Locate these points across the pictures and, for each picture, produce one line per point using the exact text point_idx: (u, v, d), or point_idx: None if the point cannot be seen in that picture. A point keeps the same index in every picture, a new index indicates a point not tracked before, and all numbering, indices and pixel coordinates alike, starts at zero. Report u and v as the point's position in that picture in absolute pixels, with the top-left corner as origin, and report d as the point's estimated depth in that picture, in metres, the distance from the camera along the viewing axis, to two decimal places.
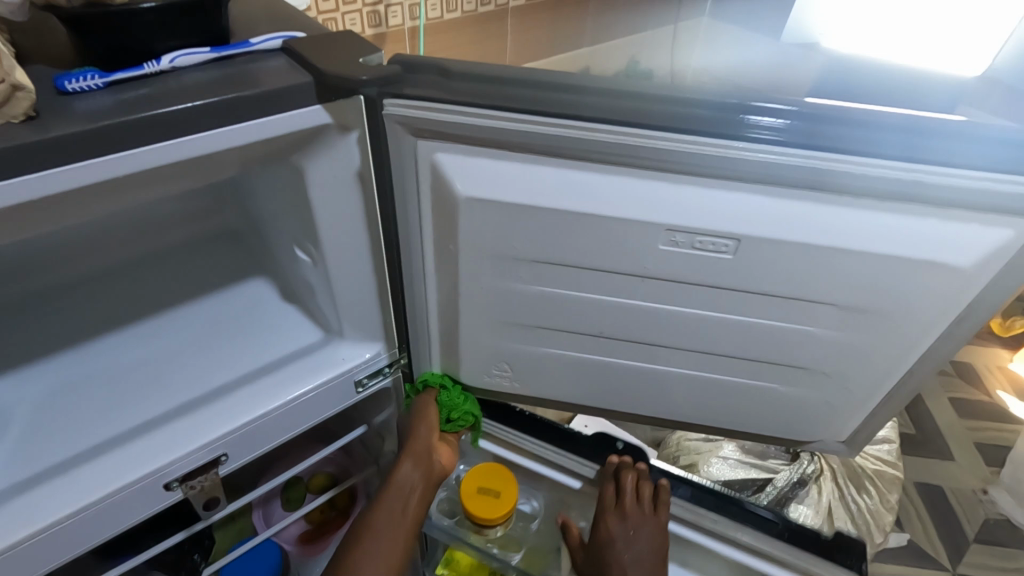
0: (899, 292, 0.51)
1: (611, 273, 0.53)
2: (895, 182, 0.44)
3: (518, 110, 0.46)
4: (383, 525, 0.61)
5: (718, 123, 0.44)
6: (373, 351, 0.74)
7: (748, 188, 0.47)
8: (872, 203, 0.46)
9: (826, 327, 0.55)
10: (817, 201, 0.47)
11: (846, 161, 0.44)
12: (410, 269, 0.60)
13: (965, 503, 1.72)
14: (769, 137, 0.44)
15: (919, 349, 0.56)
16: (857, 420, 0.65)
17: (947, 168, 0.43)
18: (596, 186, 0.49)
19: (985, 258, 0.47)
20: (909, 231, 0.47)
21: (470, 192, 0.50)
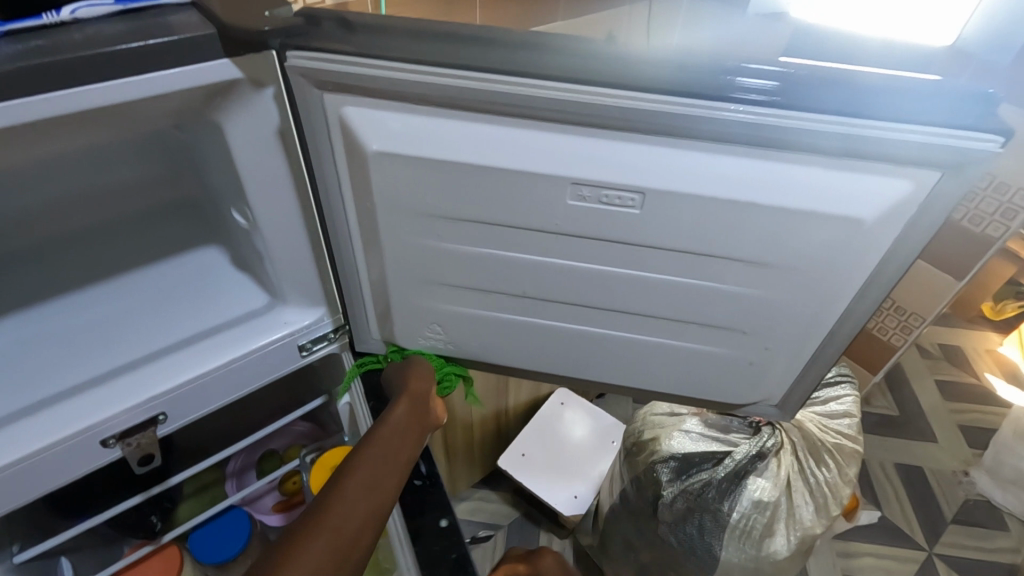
0: (809, 247, 0.51)
1: (528, 230, 0.55)
2: (794, 134, 0.45)
3: (418, 61, 0.46)
4: (384, 451, 0.59)
5: (682, 82, 0.44)
6: (316, 317, 0.75)
7: (702, 146, 0.47)
8: (775, 157, 0.47)
9: (743, 285, 0.56)
10: (722, 154, 0.47)
11: (747, 113, 0.44)
12: (338, 229, 0.60)
13: (943, 483, 1.72)
14: (675, 87, 0.44)
15: (836, 309, 0.56)
16: (788, 382, 0.66)
17: (843, 117, 0.44)
18: (509, 142, 0.49)
19: (889, 211, 0.48)
20: (818, 185, 0.47)
21: (382, 147, 0.51)
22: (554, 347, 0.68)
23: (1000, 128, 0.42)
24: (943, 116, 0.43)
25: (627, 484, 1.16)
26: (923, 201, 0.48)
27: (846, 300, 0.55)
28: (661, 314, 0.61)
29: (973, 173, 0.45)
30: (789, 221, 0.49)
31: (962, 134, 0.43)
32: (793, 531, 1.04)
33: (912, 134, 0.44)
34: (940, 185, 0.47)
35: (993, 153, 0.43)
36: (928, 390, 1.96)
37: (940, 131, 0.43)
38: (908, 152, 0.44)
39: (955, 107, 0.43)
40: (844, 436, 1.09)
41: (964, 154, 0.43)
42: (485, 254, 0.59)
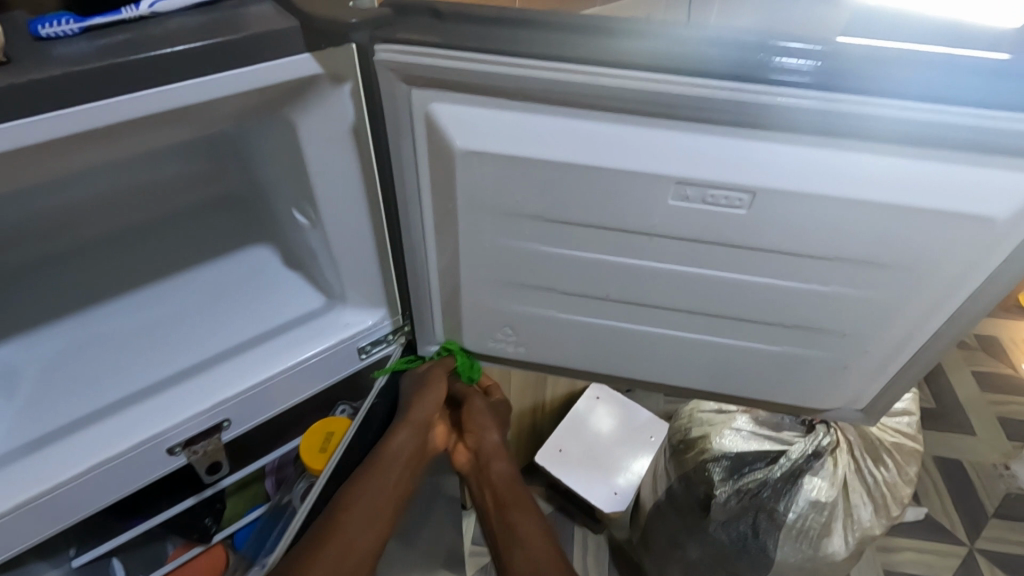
0: (923, 248, 0.48)
1: (620, 232, 0.52)
2: (928, 127, 0.41)
3: (508, 52, 0.43)
4: (376, 487, 0.62)
5: (738, 66, 0.41)
6: (376, 318, 0.73)
7: (775, 138, 0.44)
8: (901, 152, 0.44)
9: (848, 288, 0.53)
10: (844, 150, 0.44)
11: (882, 106, 0.41)
12: (409, 229, 0.58)
13: (984, 476, 1.69)
14: (798, 78, 0.41)
15: (942, 312, 0.53)
16: (879, 386, 0.63)
17: (985, 109, 0.40)
18: (604, 137, 0.46)
19: (1021, 209, 0.45)
20: (938, 180, 0.44)
21: (470, 146, 0.48)
22: (629, 351, 0.65)
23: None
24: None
25: (675, 482, 1.15)
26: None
27: (955, 302, 0.52)
28: (750, 318, 0.58)
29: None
30: (911, 221, 0.46)
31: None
32: (851, 531, 1.02)
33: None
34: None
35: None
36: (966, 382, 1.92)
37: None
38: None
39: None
40: (903, 434, 1.04)
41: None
42: (567, 256, 0.56)
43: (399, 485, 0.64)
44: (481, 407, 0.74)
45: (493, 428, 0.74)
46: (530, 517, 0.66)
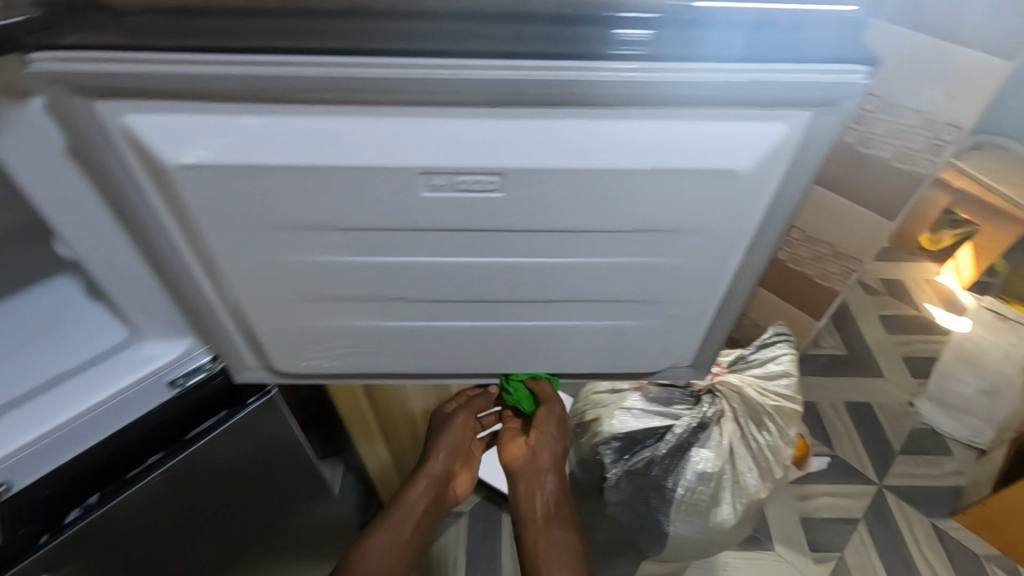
0: (693, 207, 0.45)
1: (381, 230, 0.47)
2: (666, 87, 0.38)
3: (189, 49, 0.37)
4: (396, 529, 0.84)
5: (598, 41, 0.37)
6: (184, 347, 0.65)
7: (533, 112, 0.40)
8: (645, 114, 0.40)
9: (633, 255, 0.50)
10: (595, 118, 0.40)
11: (615, 71, 0.37)
12: (172, 256, 0.51)
13: (892, 417, 1.80)
14: (633, 52, 0.37)
15: (728, 270, 0.53)
16: (697, 343, 0.62)
17: (711, 61, 0.37)
18: (341, 137, 0.41)
19: (764, 158, 0.42)
20: (695, 137, 0.41)
21: (184, 160, 0.41)
22: (444, 347, 0.61)
23: (865, 57, 0.38)
24: (811, 51, 0.38)
25: (575, 466, 1.14)
26: (799, 144, 0.43)
27: (738, 253, 0.51)
28: (553, 298, 0.55)
29: (846, 109, 0.40)
30: (667, 182, 0.43)
31: (837, 67, 0.38)
32: (738, 498, 1.03)
33: (792, 71, 0.38)
34: (813, 125, 0.42)
35: (864, 86, 0.39)
36: (874, 326, 2.01)
37: (821, 69, 0.38)
38: (781, 92, 0.39)
39: (844, 39, 0.38)
40: (783, 396, 1.05)
41: (838, 88, 0.39)
42: (338, 263, 0.50)
43: (421, 523, 0.86)
44: (546, 434, 0.85)
45: (552, 450, 0.86)
46: (559, 536, 0.81)
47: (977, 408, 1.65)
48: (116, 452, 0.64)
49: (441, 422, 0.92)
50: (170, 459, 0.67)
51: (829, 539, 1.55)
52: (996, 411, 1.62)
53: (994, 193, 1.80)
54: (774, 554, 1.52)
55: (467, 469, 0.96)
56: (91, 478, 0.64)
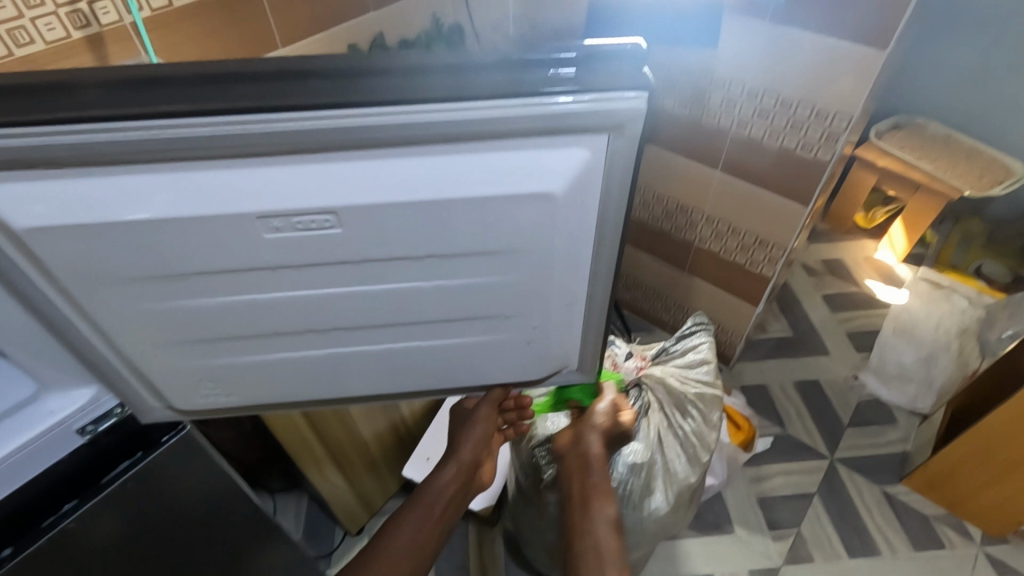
0: (519, 228, 0.51)
1: (242, 271, 0.51)
2: (468, 125, 0.43)
3: (15, 123, 0.40)
4: (421, 516, 0.88)
5: (517, 83, 0.42)
6: (90, 397, 0.69)
7: (361, 156, 0.45)
8: (459, 149, 0.45)
9: (483, 275, 0.55)
10: (414, 157, 0.45)
11: (415, 112, 0.42)
12: (48, 311, 0.54)
13: (838, 391, 1.87)
14: (560, 88, 0.42)
15: (579, 278, 0.58)
16: (573, 346, 0.67)
17: (519, 98, 0.43)
18: (180, 194, 0.45)
19: (572, 180, 0.48)
20: (504, 167, 0.47)
21: (35, 224, 0.45)
22: (337, 370, 0.65)
23: (638, 83, 0.43)
24: (592, 80, 0.43)
25: (518, 472, 1.18)
26: (605, 162, 0.48)
27: (586, 259, 0.56)
28: (424, 317, 0.60)
29: (633, 133, 0.46)
30: (484, 207, 0.48)
31: (615, 94, 0.43)
32: (670, 486, 1.06)
33: (580, 102, 0.44)
34: (611, 145, 0.47)
35: (643, 108, 0.44)
36: (816, 306, 2.09)
37: (601, 96, 0.43)
38: (575, 121, 0.44)
39: (625, 68, 0.44)
40: (704, 383, 1.11)
41: (622, 113, 0.44)
42: (215, 305, 0.55)
43: (452, 505, 0.92)
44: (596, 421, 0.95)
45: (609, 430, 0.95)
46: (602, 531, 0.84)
47: (917, 373, 1.75)
48: (23, 503, 0.65)
49: (464, 415, 0.96)
50: (84, 504, 0.67)
51: (787, 516, 1.60)
52: (933, 376, 1.72)
53: (914, 168, 1.89)
54: (734, 536, 1.57)
55: (492, 456, 1.01)
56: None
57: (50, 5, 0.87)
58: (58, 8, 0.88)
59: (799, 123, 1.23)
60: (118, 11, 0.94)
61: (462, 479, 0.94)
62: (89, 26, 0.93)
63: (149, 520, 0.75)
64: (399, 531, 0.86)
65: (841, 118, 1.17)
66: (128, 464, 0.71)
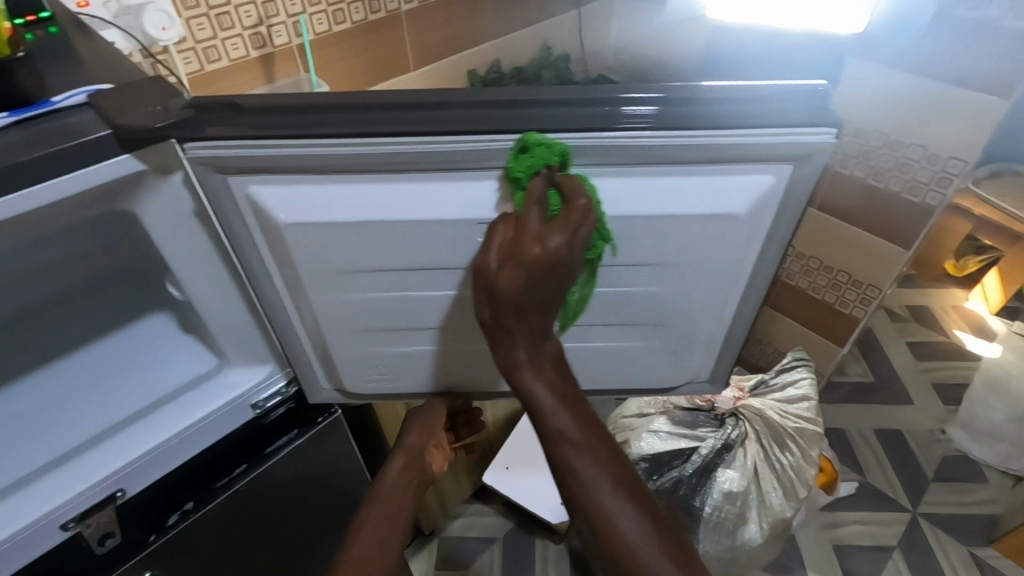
0: (699, 245, 0.55)
1: (443, 270, 0.58)
2: (673, 151, 0.48)
3: (303, 137, 0.48)
4: (377, 514, 0.78)
5: (720, 118, 0.47)
6: (265, 375, 0.75)
7: (574, 173, 0.50)
8: (655, 170, 0.50)
9: (649, 286, 0.60)
10: (618, 177, 0.50)
11: (627, 138, 0.47)
12: (262, 287, 0.62)
13: (922, 442, 1.80)
14: (755, 123, 0.47)
15: (737, 295, 0.62)
16: (711, 362, 0.70)
17: (721, 129, 0.47)
18: (410, 201, 0.52)
19: (757, 203, 0.52)
20: (699, 189, 0.51)
21: (293, 220, 0.53)
22: (490, 368, 0.71)
23: (831, 121, 0.47)
24: (788, 115, 0.47)
25: None
26: (783, 190, 0.53)
27: (745, 280, 0.60)
28: (582, 324, 0.65)
29: (817, 162, 0.50)
30: (676, 225, 0.53)
31: (808, 130, 0.47)
32: (765, 517, 1.08)
33: (774, 135, 0.48)
34: (795, 175, 0.51)
35: (829, 142, 0.48)
36: (899, 351, 2.03)
37: (795, 130, 0.47)
38: (766, 151, 0.49)
39: (814, 105, 0.47)
40: (804, 419, 1.11)
41: (809, 144, 0.48)
42: (403, 296, 0.61)
43: (410, 497, 0.83)
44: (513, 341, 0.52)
45: (524, 320, 0.51)
46: (603, 466, 0.50)
47: (1010, 434, 1.66)
48: (205, 463, 0.74)
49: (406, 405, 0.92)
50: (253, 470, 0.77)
51: (862, 567, 1.55)
52: None
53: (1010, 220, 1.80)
54: None
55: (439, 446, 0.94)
56: (184, 490, 0.73)
57: (237, 28, 1.02)
58: (244, 32, 1.02)
59: (906, 165, 1.22)
60: (289, 34, 1.09)
61: (414, 467, 0.86)
62: (264, 46, 1.07)
63: (293, 492, 0.84)
64: (358, 536, 0.75)
65: (955, 163, 1.15)
66: (286, 440, 0.80)
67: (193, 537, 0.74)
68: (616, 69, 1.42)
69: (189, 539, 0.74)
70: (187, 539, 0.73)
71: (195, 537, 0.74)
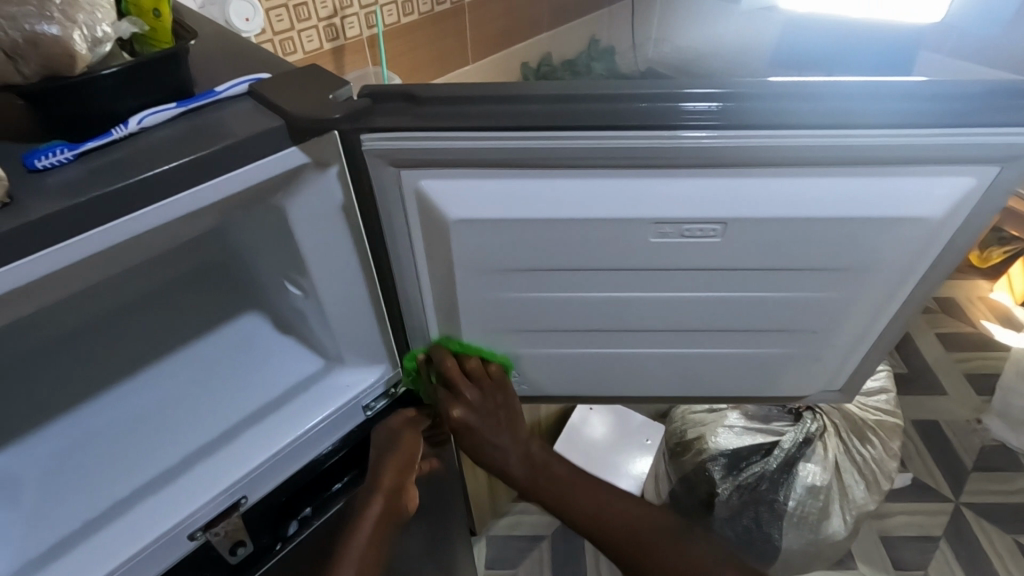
0: (880, 249, 0.54)
1: (597, 270, 0.57)
2: (878, 151, 0.47)
3: (491, 127, 0.47)
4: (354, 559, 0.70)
5: (934, 115, 0.45)
6: (378, 374, 0.74)
7: (762, 171, 0.49)
8: (851, 172, 0.49)
9: (809, 291, 0.59)
10: (802, 176, 0.49)
11: (833, 136, 0.45)
12: (402, 277, 0.63)
13: (960, 434, 1.79)
14: (976, 120, 0.45)
15: (897, 299, 0.60)
16: (845, 370, 0.70)
17: (936, 127, 0.45)
18: (584, 199, 0.51)
19: (953, 207, 0.51)
20: (895, 192, 0.50)
21: (462, 216, 0.53)
22: (617, 369, 0.71)
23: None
24: (1016, 113, 0.44)
25: (676, 483, 1.19)
26: (982, 194, 0.51)
27: (908, 285, 0.59)
28: (724, 327, 0.64)
29: None
30: (862, 228, 0.52)
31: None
32: (848, 510, 1.07)
33: (994, 136, 0.46)
34: (1001, 177, 0.49)
35: None
36: (930, 344, 2.02)
37: (1011, 130, 0.45)
38: (973, 154, 0.47)
39: None
40: (884, 411, 1.12)
41: None
42: (560, 296, 0.61)
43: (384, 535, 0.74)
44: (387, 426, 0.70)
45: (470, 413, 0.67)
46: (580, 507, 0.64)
47: None
48: (321, 469, 0.72)
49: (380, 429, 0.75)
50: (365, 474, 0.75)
51: (914, 558, 1.54)
52: None
53: None
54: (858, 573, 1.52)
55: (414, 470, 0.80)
56: (302, 496, 0.71)
57: (313, 19, 0.99)
58: (319, 23, 1.00)
59: None
60: (361, 26, 1.06)
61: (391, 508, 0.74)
62: (336, 38, 1.04)
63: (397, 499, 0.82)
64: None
65: None
66: None
67: (310, 545, 0.72)
68: (673, 59, 1.39)
69: (307, 547, 0.72)
70: (305, 546, 0.72)
71: (312, 544, 0.72)
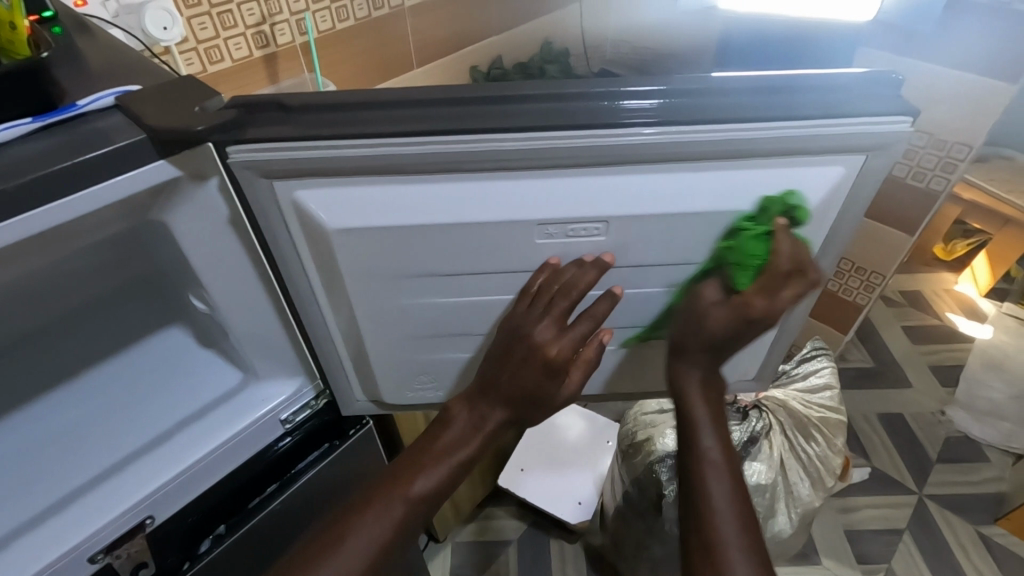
0: None
1: (494, 273, 0.57)
2: (744, 144, 0.48)
3: (360, 135, 0.46)
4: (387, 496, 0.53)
5: (784, 109, 0.47)
6: (295, 387, 0.73)
7: (634, 169, 0.50)
8: (722, 165, 0.50)
9: None
10: (674, 172, 0.50)
11: (698, 133, 0.47)
12: (298, 292, 0.61)
13: (925, 426, 1.75)
14: (828, 111, 0.47)
15: None
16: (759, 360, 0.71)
17: (790, 120, 0.47)
18: (469, 204, 0.51)
19: (826, 196, 0.52)
20: (767, 184, 0.51)
21: (340, 225, 0.52)
22: None
23: (907, 108, 0.47)
24: (861, 103, 0.47)
25: (629, 485, 1.18)
26: (852, 183, 0.53)
27: None
28: (630, 324, 0.64)
29: (893, 152, 0.50)
30: (741, 222, 0.53)
31: (885, 118, 0.47)
32: (793, 508, 1.08)
33: (850, 125, 0.48)
34: (868, 165, 0.51)
35: (906, 133, 0.48)
36: (895, 336, 2.00)
37: (865, 120, 0.47)
38: (833, 144, 0.49)
39: (882, 96, 0.48)
40: (827, 408, 1.12)
41: (885, 134, 0.48)
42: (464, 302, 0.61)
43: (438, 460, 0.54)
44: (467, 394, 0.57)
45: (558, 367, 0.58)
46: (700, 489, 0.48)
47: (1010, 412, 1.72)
48: (236, 484, 0.71)
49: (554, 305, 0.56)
50: (285, 489, 0.74)
51: (877, 551, 1.51)
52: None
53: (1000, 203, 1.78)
54: (822, 568, 1.49)
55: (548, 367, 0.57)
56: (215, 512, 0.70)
57: (241, 27, 0.97)
58: (247, 30, 0.98)
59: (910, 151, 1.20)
60: (293, 32, 1.05)
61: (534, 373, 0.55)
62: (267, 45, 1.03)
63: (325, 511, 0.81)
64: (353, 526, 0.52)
65: (959, 147, 1.13)
66: (314, 458, 0.77)
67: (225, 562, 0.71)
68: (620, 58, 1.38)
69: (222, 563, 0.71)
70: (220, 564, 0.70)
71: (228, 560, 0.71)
